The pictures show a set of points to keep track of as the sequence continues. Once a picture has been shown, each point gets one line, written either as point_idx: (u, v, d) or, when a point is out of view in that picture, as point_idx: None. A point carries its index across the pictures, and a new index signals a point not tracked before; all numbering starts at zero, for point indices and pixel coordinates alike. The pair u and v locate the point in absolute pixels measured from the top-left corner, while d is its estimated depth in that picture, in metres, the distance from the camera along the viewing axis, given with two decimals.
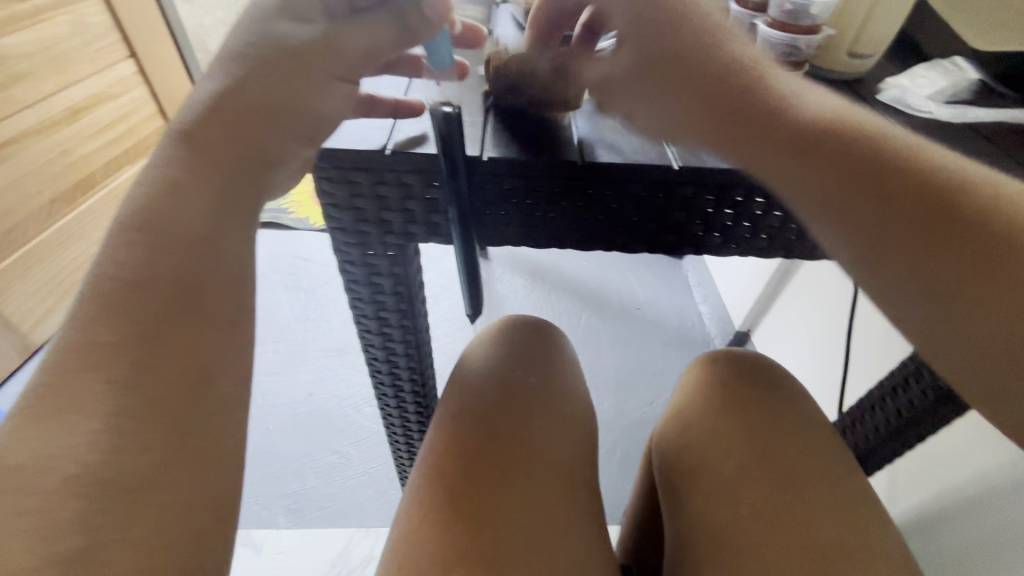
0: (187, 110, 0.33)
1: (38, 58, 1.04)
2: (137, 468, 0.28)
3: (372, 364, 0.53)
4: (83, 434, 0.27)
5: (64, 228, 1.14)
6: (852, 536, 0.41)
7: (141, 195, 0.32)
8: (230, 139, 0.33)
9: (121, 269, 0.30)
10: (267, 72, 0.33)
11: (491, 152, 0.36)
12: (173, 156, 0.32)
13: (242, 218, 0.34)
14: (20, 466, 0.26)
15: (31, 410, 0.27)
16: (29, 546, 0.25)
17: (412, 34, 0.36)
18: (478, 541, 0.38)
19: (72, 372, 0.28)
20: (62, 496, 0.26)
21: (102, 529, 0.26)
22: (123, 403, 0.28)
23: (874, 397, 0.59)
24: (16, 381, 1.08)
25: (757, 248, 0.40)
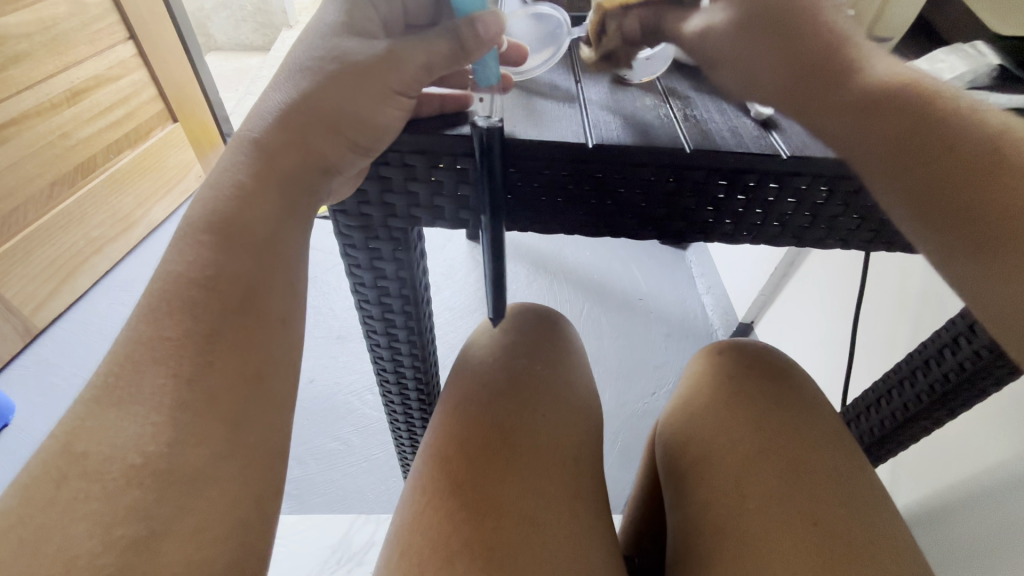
0: (256, 121, 0.34)
1: (37, 39, 1.02)
2: (189, 461, 0.29)
3: (374, 350, 0.53)
4: (146, 426, 0.29)
5: (64, 211, 1.13)
6: (859, 528, 0.40)
7: (210, 196, 0.34)
8: (291, 147, 0.34)
9: (186, 271, 0.32)
10: (330, 85, 0.33)
11: (514, 131, 0.35)
12: (242, 160, 0.34)
13: (297, 225, 0.35)
14: (88, 453, 0.28)
15: (94, 396, 0.30)
16: (91, 530, 0.26)
17: (466, 53, 0.34)
18: (482, 528, 0.37)
19: (139, 364, 0.30)
20: (125, 485, 0.27)
21: (159, 519, 0.27)
22: (185, 395, 0.30)
23: (880, 389, 0.58)
24: (18, 364, 1.08)
25: (769, 235, 0.39)
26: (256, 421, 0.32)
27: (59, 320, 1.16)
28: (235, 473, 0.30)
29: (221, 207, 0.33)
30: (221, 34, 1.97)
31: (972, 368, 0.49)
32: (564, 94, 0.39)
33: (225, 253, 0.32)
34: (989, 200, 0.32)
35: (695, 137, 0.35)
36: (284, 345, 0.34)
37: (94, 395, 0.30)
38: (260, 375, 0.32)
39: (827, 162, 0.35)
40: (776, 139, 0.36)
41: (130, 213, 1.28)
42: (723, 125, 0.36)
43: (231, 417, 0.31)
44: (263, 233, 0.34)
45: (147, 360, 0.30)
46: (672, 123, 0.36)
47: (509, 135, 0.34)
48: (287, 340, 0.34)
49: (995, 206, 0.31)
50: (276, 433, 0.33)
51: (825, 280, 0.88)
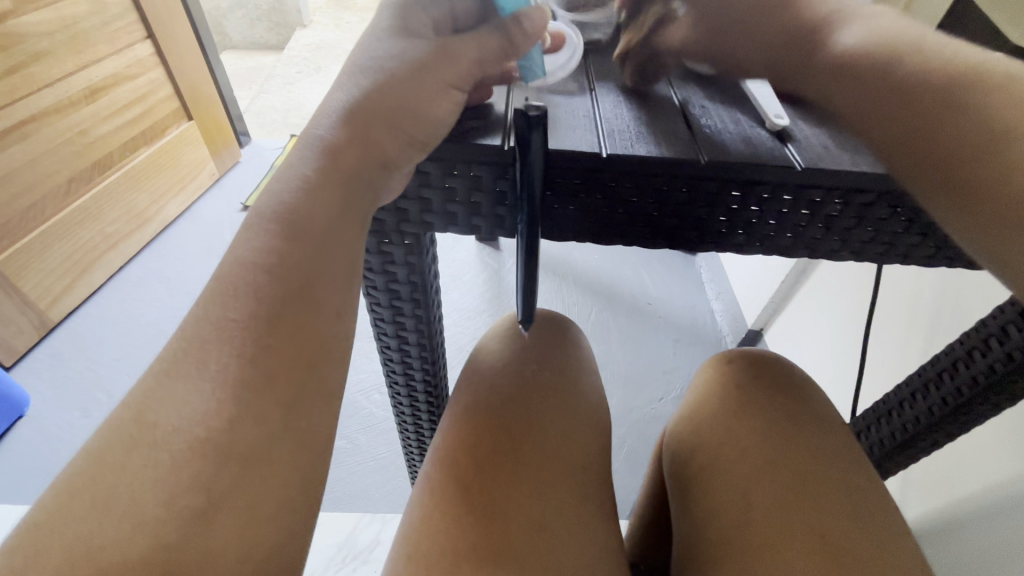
0: (322, 120, 0.34)
1: (58, 38, 1.04)
2: (243, 442, 0.28)
3: (385, 353, 0.53)
4: (210, 400, 0.29)
5: (81, 207, 1.15)
6: (863, 544, 0.40)
7: (276, 190, 0.33)
8: (355, 144, 0.33)
9: (246, 257, 0.31)
10: (391, 82, 0.33)
11: (556, 144, 0.35)
12: (310, 157, 0.33)
13: (353, 221, 0.33)
14: (158, 423, 0.28)
15: (163, 369, 0.30)
16: (158, 497, 0.26)
17: (514, 48, 0.36)
18: (489, 533, 0.38)
19: (206, 341, 0.30)
20: (190, 456, 0.27)
21: (217, 491, 0.27)
22: (245, 376, 0.29)
23: (892, 400, 0.58)
24: (33, 357, 1.10)
25: (781, 247, 0.39)
26: (308, 407, 0.31)
27: (73, 314, 1.18)
28: (286, 458, 0.30)
29: (287, 198, 0.32)
30: (237, 33, 1.98)
31: (986, 382, 0.49)
32: (580, 102, 0.39)
33: (287, 241, 0.31)
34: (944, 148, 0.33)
35: (710, 146, 0.35)
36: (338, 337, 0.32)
37: (162, 366, 0.30)
38: (313, 362, 0.31)
39: (841, 174, 0.34)
40: (791, 150, 0.35)
41: (145, 209, 1.30)
42: (738, 136, 0.36)
43: (288, 400, 0.30)
44: (321, 227, 0.32)
45: (212, 337, 0.30)
46: (688, 133, 0.36)
47: (553, 150, 0.34)
48: (341, 331, 0.33)
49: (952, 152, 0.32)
50: (322, 424, 0.32)
51: (837, 289, 0.87)
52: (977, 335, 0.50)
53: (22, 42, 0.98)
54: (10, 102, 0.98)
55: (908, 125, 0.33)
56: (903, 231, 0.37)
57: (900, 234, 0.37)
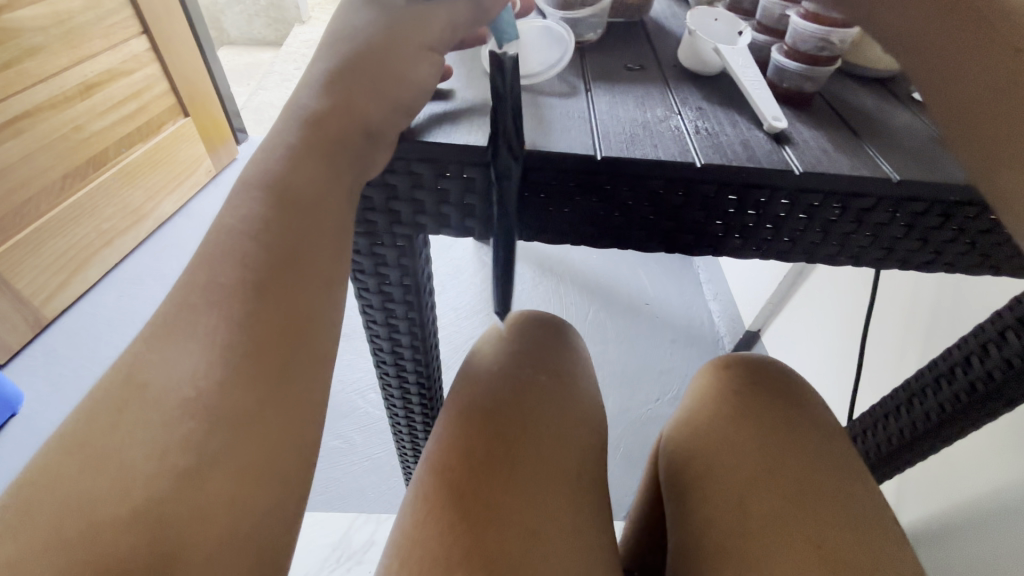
0: (305, 88, 0.33)
1: (53, 32, 1.03)
2: (235, 401, 0.27)
3: (378, 355, 0.52)
4: (201, 360, 0.27)
5: (76, 204, 1.14)
6: (860, 552, 0.40)
7: (263, 159, 0.31)
8: (337, 110, 0.32)
9: (228, 234, 0.30)
10: (369, 48, 0.33)
11: (533, 145, 0.34)
12: (291, 128, 0.32)
13: (340, 194, 0.32)
14: (149, 383, 0.26)
15: (153, 333, 0.28)
16: (147, 457, 0.25)
17: (485, 10, 0.35)
18: (482, 540, 0.37)
19: (195, 305, 0.28)
20: (182, 416, 0.26)
21: (209, 450, 0.25)
22: (236, 339, 0.28)
23: (889, 405, 0.58)
24: (27, 354, 1.09)
25: (778, 251, 0.39)
26: (298, 372, 0.29)
27: (67, 311, 1.17)
28: (280, 417, 0.28)
29: (277, 168, 0.31)
30: (234, 29, 1.97)
31: (984, 389, 0.48)
32: (574, 103, 0.38)
33: (274, 211, 0.30)
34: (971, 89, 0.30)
35: (706, 149, 0.35)
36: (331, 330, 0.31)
37: (150, 329, 0.28)
38: (300, 328, 0.29)
39: (839, 180, 0.34)
40: (789, 153, 0.35)
41: (141, 206, 1.29)
42: (735, 138, 0.36)
43: (279, 365, 0.28)
44: (309, 198, 0.31)
45: (200, 302, 0.28)
46: (683, 134, 0.36)
47: (525, 147, 0.34)
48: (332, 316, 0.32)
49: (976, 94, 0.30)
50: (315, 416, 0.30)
51: (834, 290, 0.87)
52: (973, 340, 0.49)
53: (16, 37, 0.97)
54: (4, 97, 0.97)
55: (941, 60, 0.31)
56: (903, 236, 0.37)
57: (899, 239, 0.37)
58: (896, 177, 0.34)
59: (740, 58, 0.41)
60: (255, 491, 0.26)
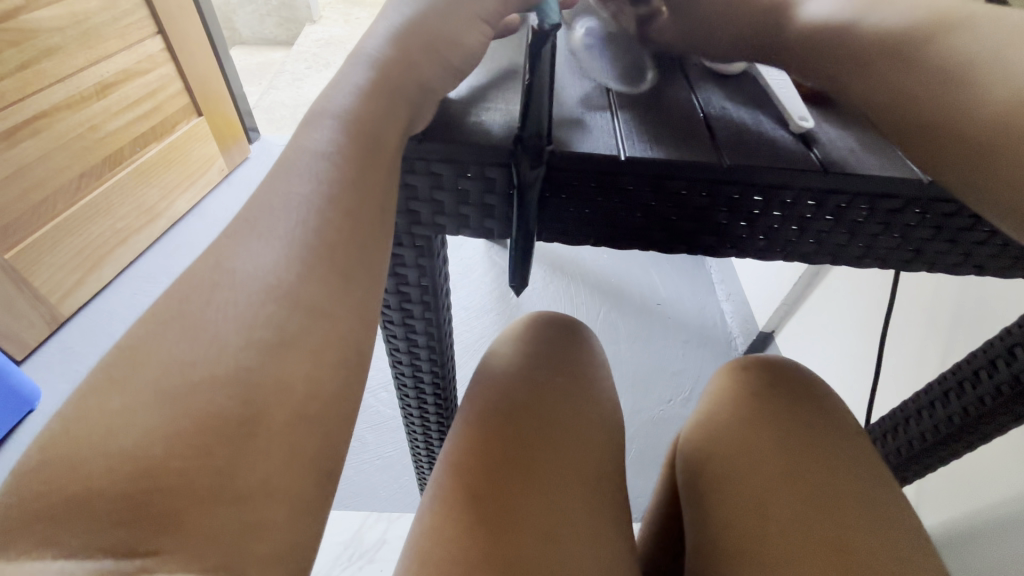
0: (373, 39, 0.33)
1: (69, 33, 1.04)
2: (315, 291, 0.26)
3: (394, 354, 0.52)
4: (280, 251, 0.26)
5: (92, 203, 1.15)
6: (886, 557, 0.39)
7: (333, 100, 0.31)
8: (401, 61, 0.32)
9: (303, 152, 0.29)
10: (433, 12, 0.33)
11: (556, 146, 0.34)
12: (359, 73, 0.31)
13: (379, 168, 0.30)
14: (235, 266, 0.25)
15: (234, 225, 0.27)
16: (235, 329, 0.24)
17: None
18: (500, 544, 0.37)
19: (274, 203, 0.28)
20: (263, 299, 0.25)
21: (291, 331, 0.24)
22: (311, 238, 0.27)
23: (910, 408, 0.57)
24: (44, 352, 1.11)
25: (803, 252, 0.38)
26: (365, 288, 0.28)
27: (83, 309, 1.18)
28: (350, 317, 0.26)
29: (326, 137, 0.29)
30: (247, 28, 1.99)
31: (1008, 394, 0.47)
32: (597, 103, 0.38)
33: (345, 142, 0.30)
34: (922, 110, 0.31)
35: (731, 149, 0.34)
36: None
37: (229, 229, 0.27)
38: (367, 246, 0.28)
39: (868, 181, 0.33)
40: (816, 153, 0.34)
41: (155, 205, 1.30)
42: (761, 138, 0.35)
43: (349, 269, 0.27)
44: (371, 133, 0.30)
45: (277, 206, 0.28)
46: (710, 133, 0.35)
47: (551, 147, 0.33)
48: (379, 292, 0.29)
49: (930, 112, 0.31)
50: None
51: (851, 291, 0.85)
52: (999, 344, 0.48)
53: (34, 38, 0.98)
54: (22, 98, 0.98)
55: (890, 88, 0.32)
56: (931, 238, 0.36)
57: (927, 241, 0.36)
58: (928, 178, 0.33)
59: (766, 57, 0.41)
60: (335, 378, 0.25)
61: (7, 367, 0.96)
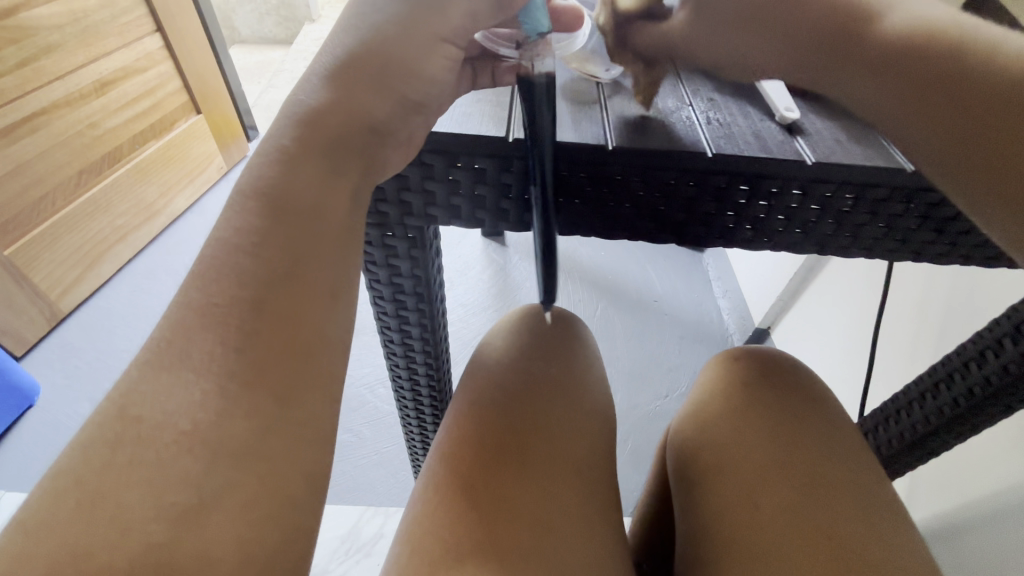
0: (306, 86, 0.32)
1: (68, 30, 1.05)
2: (238, 432, 0.26)
3: (388, 346, 0.53)
4: (196, 391, 0.26)
5: (91, 200, 1.15)
6: (874, 544, 0.39)
7: (260, 165, 0.31)
8: (336, 108, 0.31)
9: (233, 236, 0.30)
10: (385, 35, 0.32)
11: (562, 137, 0.34)
12: (288, 128, 0.32)
13: (342, 191, 0.32)
14: (143, 417, 0.26)
15: (147, 361, 0.27)
16: (145, 496, 0.24)
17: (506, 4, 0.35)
18: (492, 529, 0.37)
19: (189, 332, 0.28)
20: (178, 451, 0.25)
21: (211, 485, 0.25)
22: (232, 366, 0.27)
23: (901, 400, 0.57)
24: (44, 347, 1.11)
25: (790, 242, 0.39)
26: (301, 399, 0.28)
27: (82, 305, 1.19)
28: (281, 446, 0.27)
29: (264, 173, 0.31)
30: (246, 27, 1.99)
31: (998, 383, 0.48)
32: (587, 93, 0.38)
33: (270, 219, 0.30)
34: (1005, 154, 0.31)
35: (717, 139, 0.35)
36: (336, 323, 0.31)
37: (145, 359, 0.27)
38: (307, 350, 0.29)
39: (853, 169, 0.34)
40: (800, 143, 0.35)
41: (153, 202, 1.31)
42: (747, 129, 0.36)
43: (278, 387, 0.28)
44: (309, 201, 0.31)
45: (196, 326, 0.28)
46: (693, 125, 0.36)
47: (560, 140, 0.34)
48: (337, 318, 0.31)
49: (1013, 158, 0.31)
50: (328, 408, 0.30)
51: (845, 286, 0.86)
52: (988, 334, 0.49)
53: (33, 35, 0.99)
54: (21, 95, 0.99)
55: (972, 131, 0.31)
56: (917, 227, 0.36)
57: (912, 230, 0.37)
58: (910, 167, 0.34)
59: None
60: (269, 528, 0.25)
61: (5, 362, 0.97)
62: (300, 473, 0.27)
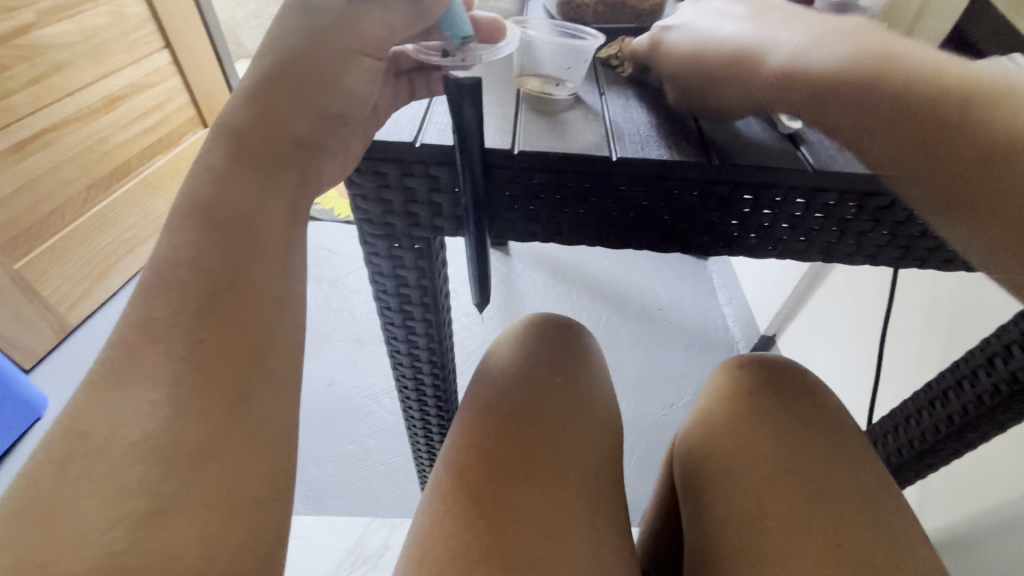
0: (228, 107, 0.31)
1: (79, 48, 1.07)
2: (192, 439, 0.26)
3: (395, 357, 0.53)
4: (145, 403, 0.26)
5: (99, 214, 1.17)
6: (882, 555, 0.39)
7: (193, 178, 0.31)
8: (260, 124, 0.31)
9: (174, 249, 0.29)
10: (297, 55, 0.31)
11: (523, 145, 0.35)
12: (215, 145, 0.31)
13: (278, 201, 0.32)
14: (91, 432, 0.25)
15: (98, 376, 0.27)
16: (98, 507, 0.24)
17: (426, 10, 0.35)
18: (502, 539, 0.37)
19: (137, 343, 0.27)
20: (130, 461, 0.25)
21: (165, 493, 0.25)
22: (181, 374, 0.27)
23: (909, 408, 0.57)
24: (52, 359, 1.12)
25: (795, 250, 0.39)
26: (256, 400, 0.29)
27: (90, 318, 1.20)
28: (244, 449, 0.27)
29: (199, 189, 0.30)
30: (251, 41, 2.01)
31: (1007, 390, 0.48)
32: (586, 105, 0.40)
33: (204, 230, 0.29)
34: (945, 170, 0.29)
35: (720, 149, 0.35)
36: (286, 327, 0.31)
37: (99, 374, 0.27)
38: (259, 355, 0.29)
39: (855, 178, 0.34)
40: (803, 153, 0.35)
41: (160, 215, 1.33)
42: (749, 138, 0.37)
43: (230, 396, 0.28)
44: (243, 212, 0.30)
45: (147, 338, 0.27)
46: (699, 135, 0.37)
47: (519, 150, 0.35)
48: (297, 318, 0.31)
49: (954, 174, 0.28)
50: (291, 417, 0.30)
51: (850, 293, 0.86)
52: (997, 342, 0.49)
53: (44, 53, 1.01)
54: (32, 112, 1.01)
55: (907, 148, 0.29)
56: (919, 234, 0.37)
57: (916, 238, 0.37)
58: None
59: None
60: (235, 529, 0.26)
61: (14, 375, 0.97)
62: (259, 475, 0.27)
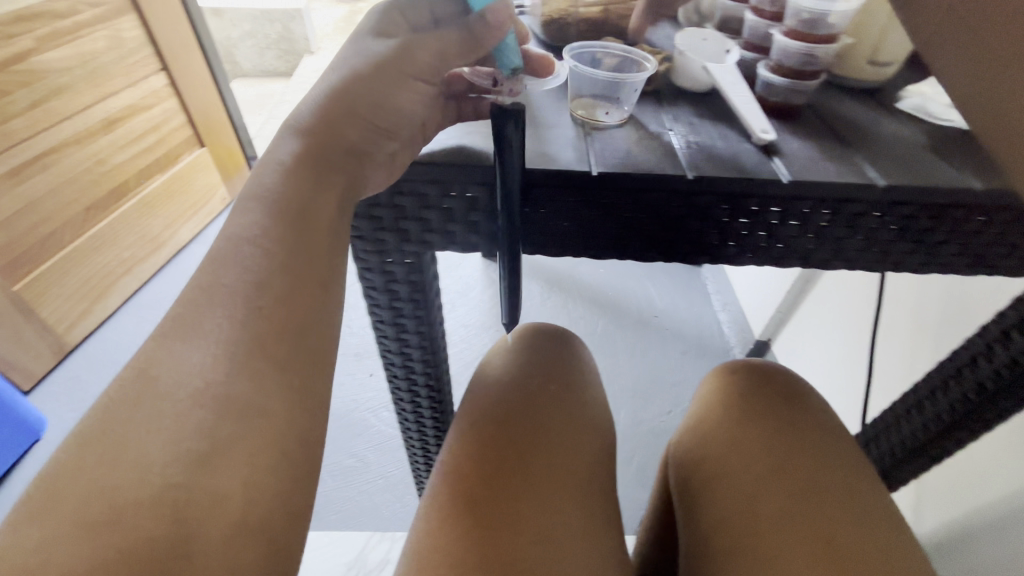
0: (298, 112, 0.35)
1: (77, 72, 1.09)
2: (245, 391, 0.27)
3: (391, 370, 0.54)
4: (208, 356, 0.28)
5: (98, 234, 1.18)
6: (868, 551, 0.40)
7: (261, 172, 0.34)
8: (324, 129, 0.34)
9: (243, 223, 0.32)
10: (363, 76, 0.35)
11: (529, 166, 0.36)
12: (284, 144, 0.34)
13: (332, 188, 0.34)
14: (160, 376, 0.27)
15: (162, 333, 0.29)
16: (164, 444, 0.25)
17: (477, 39, 0.38)
18: (498, 545, 0.38)
19: (202, 303, 0.29)
20: (192, 405, 0.26)
21: (223, 436, 0.26)
22: (240, 332, 0.29)
23: (899, 408, 0.58)
24: (50, 380, 1.12)
25: (774, 258, 0.40)
26: (308, 371, 0.30)
27: (89, 338, 1.20)
28: (287, 416, 0.28)
29: (269, 180, 0.33)
30: (247, 61, 2.05)
31: (994, 387, 0.49)
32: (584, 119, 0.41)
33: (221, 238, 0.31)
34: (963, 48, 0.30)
35: (695, 162, 0.37)
36: (325, 313, 0.32)
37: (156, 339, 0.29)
38: (301, 335, 0.30)
39: (825, 185, 0.35)
40: (777, 164, 0.37)
41: (158, 234, 1.34)
42: (726, 150, 0.38)
43: (280, 361, 0.29)
44: (299, 200, 0.32)
45: (206, 301, 0.30)
46: (680, 151, 0.38)
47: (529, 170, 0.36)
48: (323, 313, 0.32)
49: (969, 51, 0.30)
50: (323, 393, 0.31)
51: (841, 297, 0.87)
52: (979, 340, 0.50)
53: (44, 78, 1.03)
54: (32, 135, 1.02)
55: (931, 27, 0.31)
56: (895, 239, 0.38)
57: (892, 242, 0.38)
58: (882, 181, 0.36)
59: (730, 76, 0.44)
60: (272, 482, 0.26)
61: (14, 397, 0.98)
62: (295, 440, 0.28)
